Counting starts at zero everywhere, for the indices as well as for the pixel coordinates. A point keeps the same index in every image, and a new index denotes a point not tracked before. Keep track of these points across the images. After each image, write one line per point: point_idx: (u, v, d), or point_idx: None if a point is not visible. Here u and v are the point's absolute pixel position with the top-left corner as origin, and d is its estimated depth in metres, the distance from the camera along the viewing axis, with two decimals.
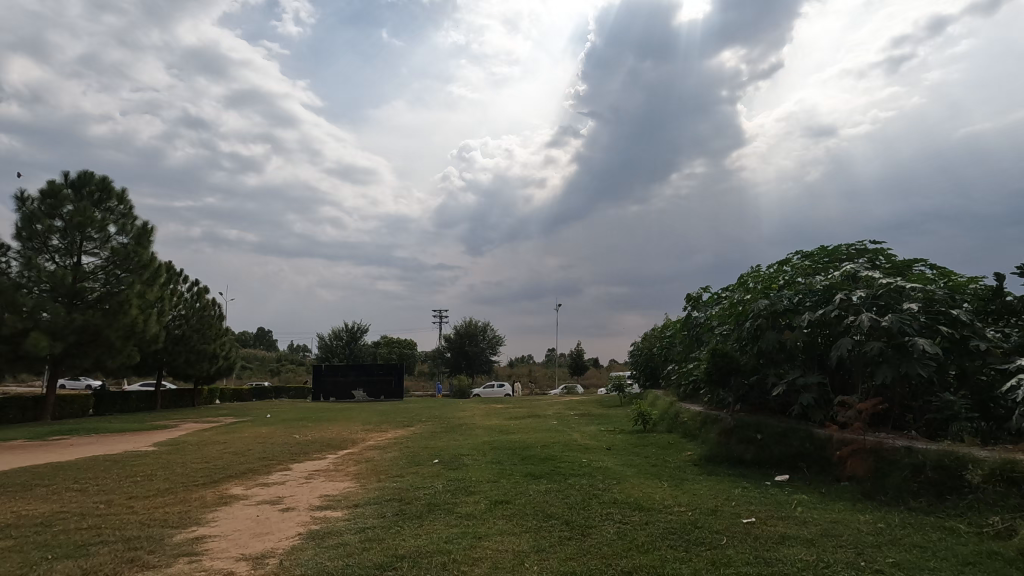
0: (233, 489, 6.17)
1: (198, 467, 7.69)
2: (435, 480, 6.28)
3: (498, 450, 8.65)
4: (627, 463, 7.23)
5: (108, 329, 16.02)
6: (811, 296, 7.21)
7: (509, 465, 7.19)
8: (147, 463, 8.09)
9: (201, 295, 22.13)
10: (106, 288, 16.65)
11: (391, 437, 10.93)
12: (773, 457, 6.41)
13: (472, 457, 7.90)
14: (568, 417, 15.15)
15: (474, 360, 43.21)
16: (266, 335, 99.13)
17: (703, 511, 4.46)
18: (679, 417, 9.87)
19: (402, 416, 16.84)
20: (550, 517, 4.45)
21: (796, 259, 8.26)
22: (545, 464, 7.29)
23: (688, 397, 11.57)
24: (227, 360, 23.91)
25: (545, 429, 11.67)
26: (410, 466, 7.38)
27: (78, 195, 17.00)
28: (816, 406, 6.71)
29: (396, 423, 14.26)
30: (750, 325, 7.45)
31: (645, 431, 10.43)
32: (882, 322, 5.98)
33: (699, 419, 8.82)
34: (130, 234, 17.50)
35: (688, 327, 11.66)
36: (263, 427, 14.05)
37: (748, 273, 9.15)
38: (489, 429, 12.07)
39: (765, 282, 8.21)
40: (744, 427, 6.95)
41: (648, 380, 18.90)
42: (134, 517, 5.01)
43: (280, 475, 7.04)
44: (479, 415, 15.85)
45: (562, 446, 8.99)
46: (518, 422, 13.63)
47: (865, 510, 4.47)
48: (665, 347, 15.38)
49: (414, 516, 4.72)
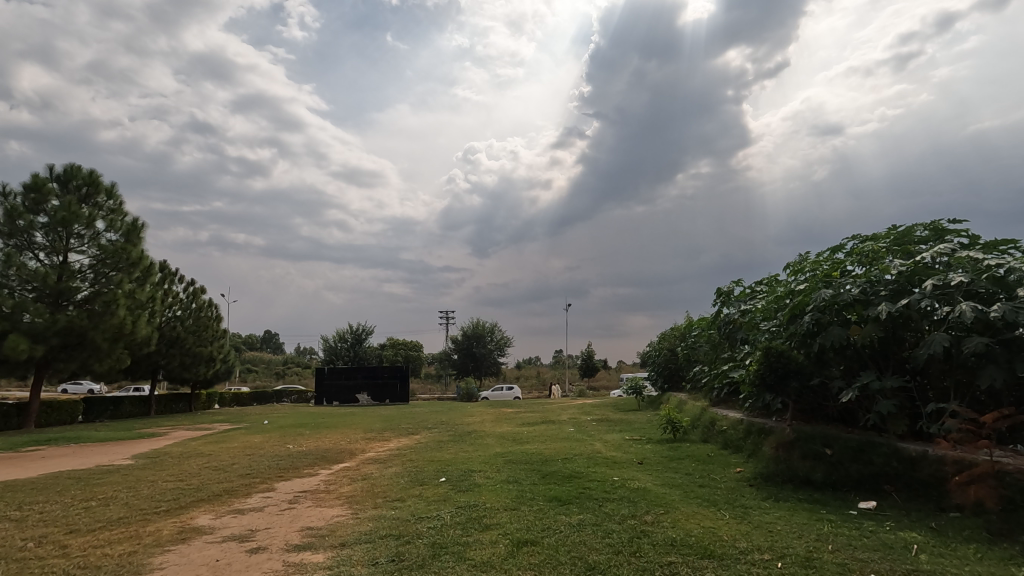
0: (199, 519, 5.15)
1: (168, 488, 6.64)
2: (441, 508, 5.21)
3: (514, 464, 7.54)
4: (667, 483, 6.13)
5: (93, 331, 15.13)
6: (884, 284, 6.11)
7: (529, 486, 6.09)
8: (111, 482, 7.07)
9: (196, 296, 21.18)
10: (94, 287, 15.81)
11: (393, 448, 9.86)
12: (851, 479, 5.30)
13: (484, 473, 6.83)
14: (585, 422, 14.04)
15: (483, 362, 42.16)
16: (272, 339, 98.52)
17: (797, 563, 3.34)
18: (717, 425, 8.77)
19: (406, 422, 15.76)
20: (592, 570, 3.36)
21: (852, 245, 7.16)
22: (571, 484, 6.17)
23: (721, 402, 10.45)
24: (225, 363, 22.99)
25: (563, 438, 10.63)
26: (413, 487, 6.29)
27: (64, 189, 16.13)
28: (897, 415, 5.60)
29: (400, 431, 13.22)
30: (808, 320, 6.36)
31: (675, 440, 9.37)
32: (988, 312, 4.88)
33: (743, 429, 7.74)
34: (120, 230, 16.62)
35: (720, 325, 10.61)
36: (256, 435, 13.02)
37: (795, 261, 8.06)
38: (500, 437, 10.99)
39: (819, 269, 7.11)
40: (809, 440, 5.85)
41: (668, 383, 17.64)
42: (62, 563, 3.95)
43: (260, 499, 6.00)
44: (489, 422, 14.81)
45: (585, 460, 7.87)
46: (533, 430, 12.57)
47: (1016, 559, 3.38)
48: (690, 347, 14.22)
49: (414, 565, 3.63)
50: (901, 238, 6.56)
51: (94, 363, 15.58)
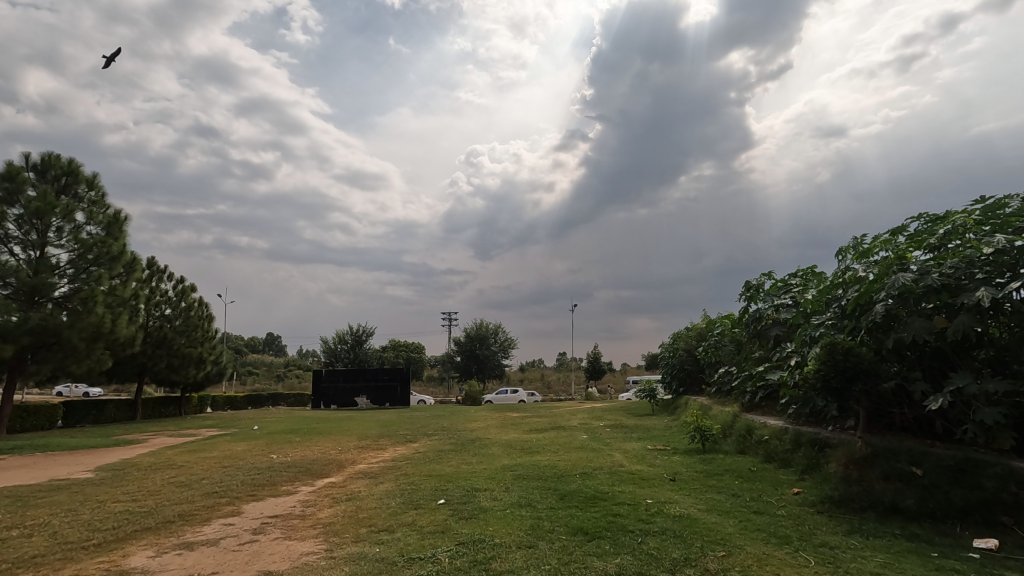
0: (131, 561, 4.06)
1: (114, 512, 5.56)
2: (439, 545, 4.12)
3: (524, 482, 6.45)
4: (714, 507, 5.04)
5: (68, 330, 14.09)
6: (978, 266, 5.03)
7: (546, 513, 4.99)
8: (52, 503, 5.98)
9: (185, 294, 20.15)
10: (72, 284, 14.78)
11: (388, 459, 8.79)
12: (953, 507, 4.22)
13: (490, 494, 5.74)
14: (598, 429, 12.91)
15: (486, 364, 41.03)
16: (274, 342, 98.34)
17: None
18: (755, 434, 7.70)
19: (405, 428, 14.73)
20: None
21: (922, 224, 6.10)
22: (597, 509, 5.08)
23: (753, 408, 9.35)
24: (217, 365, 21.96)
25: (578, 447, 9.58)
26: (405, 512, 5.18)
27: (41, 179, 15.16)
28: (1004, 426, 4.51)
29: (397, 438, 12.15)
30: (880, 309, 5.31)
31: (704, 451, 8.30)
32: None
33: (794, 440, 6.68)
34: (100, 223, 15.61)
35: (748, 322, 9.57)
36: (240, 443, 11.95)
37: (849, 245, 7.01)
38: (506, 446, 9.91)
39: (887, 252, 6.03)
40: (892, 456, 4.77)
41: (683, 386, 16.40)
42: None
43: (217, 528, 4.92)
44: (494, 428, 13.73)
45: (608, 476, 6.76)
46: (542, 437, 11.49)
47: None
48: (712, 346, 13.12)
49: None
50: (992, 209, 5.45)
51: (72, 364, 14.58)
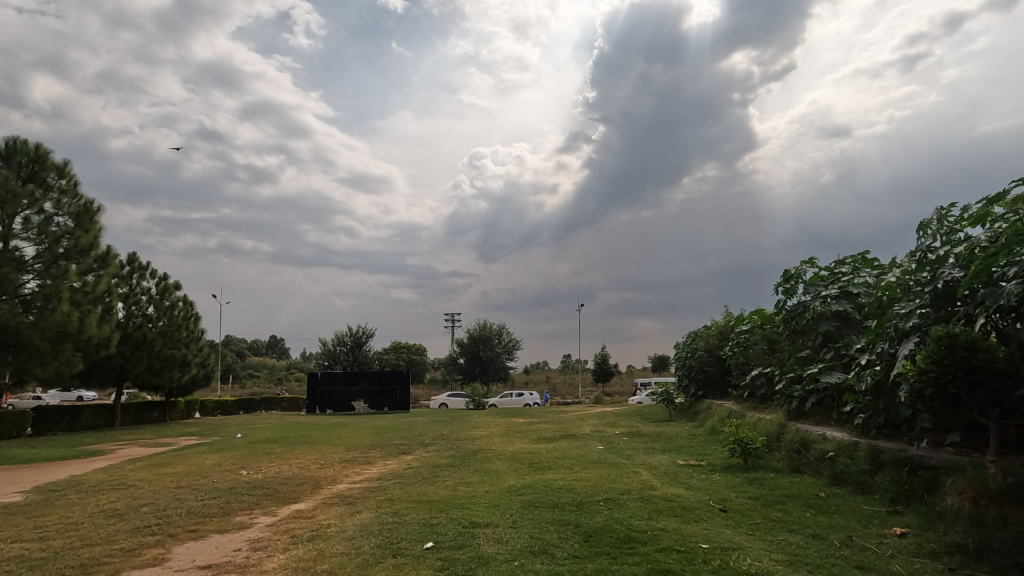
0: None
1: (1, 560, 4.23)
2: None
3: (535, 513, 5.10)
4: (797, 560, 3.68)
5: (29, 329, 12.90)
6: None
7: (568, 568, 3.63)
8: None
9: (168, 291, 18.93)
10: (39, 279, 13.53)
11: (373, 479, 7.44)
12: None
13: (493, 534, 4.39)
14: (614, 438, 11.58)
15: (489, 366, 39.75)
16: (276, 345, 97.73)
17: None
18: (812, 449, 6.34)
19: (399, 436, 13.41)
20: None
21: None
22: (636, 560, 3.75)
23: (800, 416, 7.98)
24: (204, 367, 20.74)
25: (595, 462, 8.21)
26: (377, 564, 3.85)
27: (6, 165, 13.97)
28: None
29: (388, 449, 10.80)
30: (1012, 289, 4.00)
31: (746, 469, 6.94)
32: None
33: (871, 461, 5.32)
34: (70, 213, 14.41)
35: (787, 316, 8.24)
36: (211, 456, 10.60)
37: (934, 218, 5.73)
38: (511, 460, 8.55)
39: (1002, 219, 4.70)
40: None
41: (702, 390, 15.03)
42: None
43: None
44: (497, 436, 12.43)
45: (638, 504, 5.40)
46: (553, 448, 10.12)
47: None
48: (740, 345, 11.73)
49: None
50: None
51: (36, 368, 13.35)
